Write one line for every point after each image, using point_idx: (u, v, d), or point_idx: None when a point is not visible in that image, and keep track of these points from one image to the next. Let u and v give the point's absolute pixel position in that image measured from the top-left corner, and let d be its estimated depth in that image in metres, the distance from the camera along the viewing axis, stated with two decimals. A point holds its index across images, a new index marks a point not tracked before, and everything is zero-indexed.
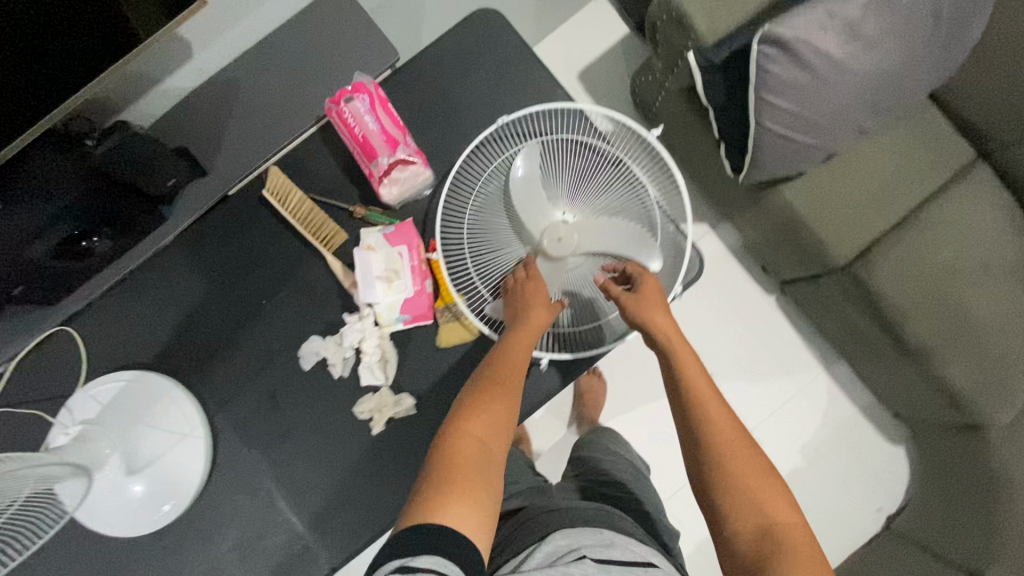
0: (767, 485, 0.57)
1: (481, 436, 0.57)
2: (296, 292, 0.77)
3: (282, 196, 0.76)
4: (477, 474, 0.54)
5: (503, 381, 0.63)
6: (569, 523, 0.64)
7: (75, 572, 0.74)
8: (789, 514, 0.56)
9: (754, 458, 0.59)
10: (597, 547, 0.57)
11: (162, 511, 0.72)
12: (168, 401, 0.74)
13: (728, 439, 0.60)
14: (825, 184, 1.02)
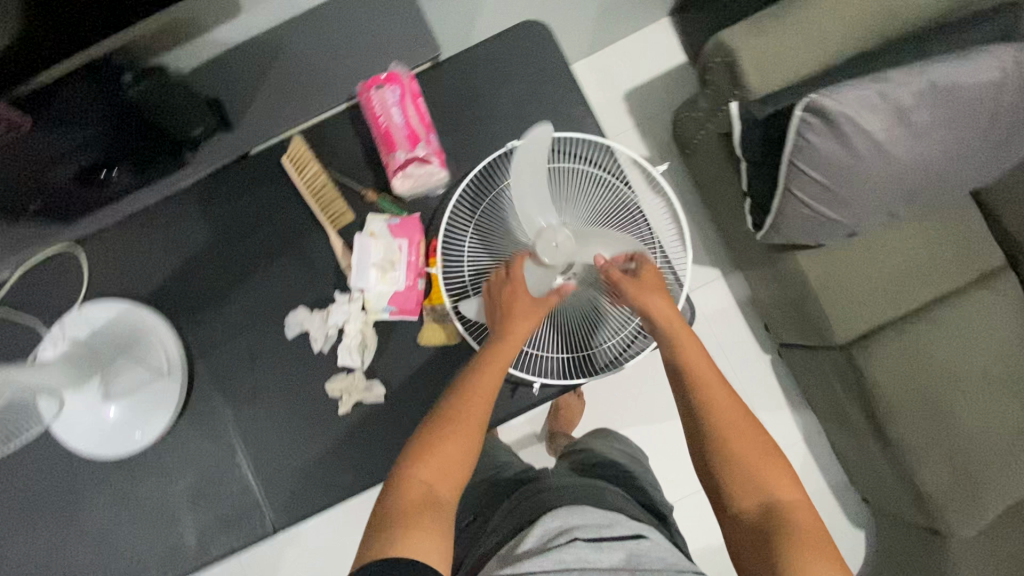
0: (768, 467, 0.60)
1: (436, 473, 0.60)
2: (295, 261, 0.79)
3: (301, 165, 0.78)
4: (427, 512, 0.57)
5: (462, 416, 0.64)
6: (559, 503, 0.66)
7: (40, 477, 0.78)
8: (788, 489, 0.59)
9: (754, 439, 0.62)
10: (588, 527, 0.59)
11: (133, 437, 0.75)
12: (160, 335, 0.77)
13: (728, 429, 0.63)
14: (841, 261, 1.00)
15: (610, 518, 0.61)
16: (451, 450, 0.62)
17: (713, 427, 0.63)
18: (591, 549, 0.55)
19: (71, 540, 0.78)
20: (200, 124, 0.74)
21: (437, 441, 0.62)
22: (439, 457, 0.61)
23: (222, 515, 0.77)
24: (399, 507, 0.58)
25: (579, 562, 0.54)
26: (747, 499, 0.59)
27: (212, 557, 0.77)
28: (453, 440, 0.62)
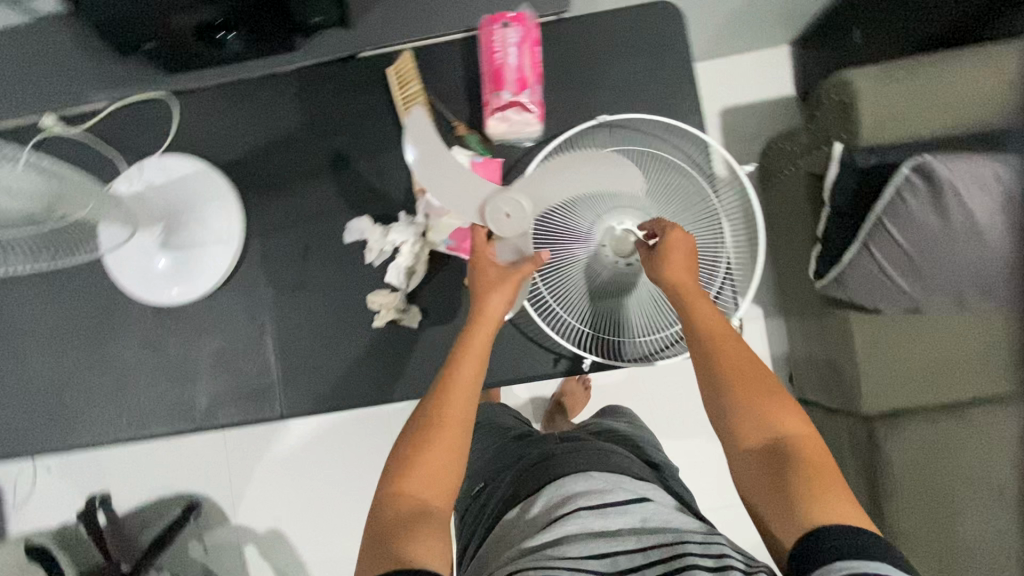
0: (779, 404, 0.60)
1: (421, 484, 0.59)
2: (370, 171, 0.80)
3: (402, 80, 0.78)
4: (420, 521, 0.57)
5: (439, 417, 0.62)
6: (562, 463, 0.69)
7: (82, 300, 0.81)
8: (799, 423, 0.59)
9: (763, 376, 0.62)
10: (595, 494, 0.62)
11: (169, 292, 0.78)
12: (226, 203, 0.79)
13: (740, 374, 0.62)
14: (891, 333, 0.98)
15: (610, 482, 0.64)
16: (437, 461, 0.60)
17: (724, 371, 0.62)
18: (598, 518, 0.59)
19: (95, 370, 0.81)
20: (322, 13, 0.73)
21: (418, 455, 0.60)
22: (424, 469, 0.60)
23: (236, 389, 0.80)
24: (386, 526, 0.57)
25: (587, 532, 0.57)
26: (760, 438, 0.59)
27: (218, 424, 0.80)
28: (437, 449, 0.60)
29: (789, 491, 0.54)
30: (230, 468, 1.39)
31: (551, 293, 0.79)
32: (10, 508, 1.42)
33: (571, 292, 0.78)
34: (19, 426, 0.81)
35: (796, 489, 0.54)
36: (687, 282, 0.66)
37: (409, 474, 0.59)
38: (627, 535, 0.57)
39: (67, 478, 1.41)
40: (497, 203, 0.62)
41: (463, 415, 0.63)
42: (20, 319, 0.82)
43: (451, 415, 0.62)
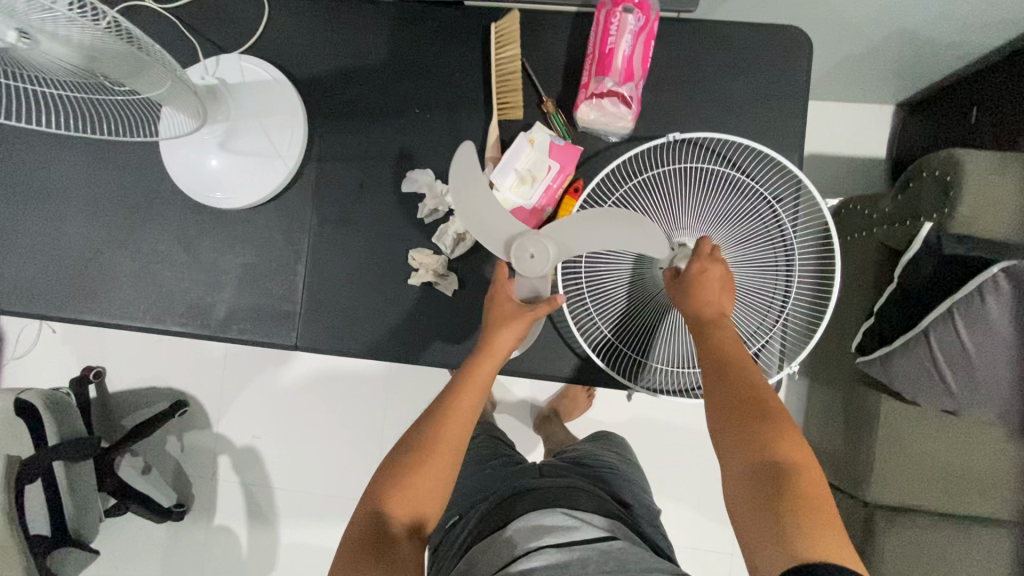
0: (784, 430, 0.56)
1: (404, 508, 0.61)
2: (444, 125, 0.77)
3: (502, 40, 0.74)
4: (392, 547, 0.59)
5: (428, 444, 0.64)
6: (536, 498, 0.70)
7: (128, 179, 0.80)
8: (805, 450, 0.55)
9: (771, 399, 0.58)
10: (559, 533, 0.63)
11: (213, 195, 0.76)
12: (295, 121, 0.76)
13: (744, 398, 0.58)
14: (920, 428, 0.94)
15: (583, 518, 0.66)
16: (425, 490, 0.62)
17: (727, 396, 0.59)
18: (561, 554, 0.59)
19: (123, 250, 0.80)
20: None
21: (408, 478, 0.62)
22: (411, 494, 0.62)
23: (255, 307, 0.78)
24: (360, 548, 0.58)
25: (549, 567, 0.58)
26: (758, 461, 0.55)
27: (229, 337, 0.79)
28: (427, 475, 0.62)
29: (778, 521, 0.51)
30: (225, 376, 1.40)
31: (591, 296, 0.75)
32: (8, 356, 1.44)
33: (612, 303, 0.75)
34: (36, 285, 0.81)
35: (788, 520, 0.50)
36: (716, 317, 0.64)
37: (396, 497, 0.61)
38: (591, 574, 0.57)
39: (68, 342, 1.43)
40: (523, 241, 0.63)
41: (457, 444, 0.65)
42: (63, 181, 0.81)
43: (445, 445, 0.64)
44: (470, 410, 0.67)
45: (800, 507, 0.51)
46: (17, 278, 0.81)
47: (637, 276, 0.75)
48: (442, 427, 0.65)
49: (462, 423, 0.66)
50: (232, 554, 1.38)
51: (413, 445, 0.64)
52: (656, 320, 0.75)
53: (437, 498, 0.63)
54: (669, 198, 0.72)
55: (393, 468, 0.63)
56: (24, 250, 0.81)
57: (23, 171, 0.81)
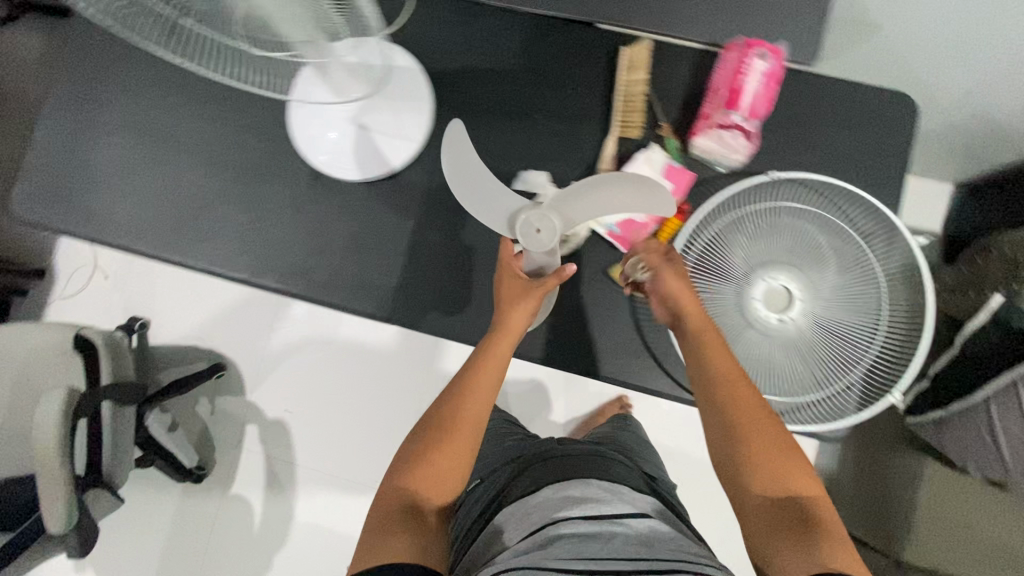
0: (795, 462, 0.64)
1: (428, 483, 0.66)
2: (562, 134, 0.81)
3: (631, 64, 0.78)
4: (413, 520, 0.63)
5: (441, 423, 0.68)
6: (552, 471, 0.73)
7: (254, 140, 0.84)
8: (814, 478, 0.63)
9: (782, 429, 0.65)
10: (586, 505, 0.64)
11: (319, 157, 0.81)
12: (422, 107, 0.81)
13: (760, 426, 0.65)
14: (964, 494, 0.96)
15: (603, 487, 0.68)
16: (440, 464, 0.66)
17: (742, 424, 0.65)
18: (587, 524, 0.60)
19: (234, 204, 0.84)
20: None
21: (427, 454, 0.67)
22: (429, 470, 0.66)
23: (351, 275, 0.82)
24: (392, 516, 0.63)
25: (577, 535, 0.59)
26: (773, 490, 0.63)
27: (321, 300, 0.82)
28: (443, 452, 0.67)
29: (798, 543, 0.57)
30: (266, 346, 1.41)
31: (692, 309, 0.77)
32: (58, 295, 1.46)
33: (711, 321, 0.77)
34: (147, 224, 0.84)
35: (806, 543, 0.57)
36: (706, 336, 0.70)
37: (417, 472, 0.66)
38: (618, 545, 0.59)
39: (118, 290, 1.45)
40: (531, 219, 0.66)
41: (472, 422, 0.69)
42: (191, 132, 0.85)
43: (463, 424, 0.68)
44: (483, 393, 0.70)
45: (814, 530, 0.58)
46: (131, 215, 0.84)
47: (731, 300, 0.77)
48: (456, 403, 0.69)
49: (480, 401, 0.70)
50: (244, 524, 1.37)
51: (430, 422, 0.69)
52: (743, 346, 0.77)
53: (457, 470, 0.67)
54: (771, 230, 0.76)
55: (414, 447, 0.68)
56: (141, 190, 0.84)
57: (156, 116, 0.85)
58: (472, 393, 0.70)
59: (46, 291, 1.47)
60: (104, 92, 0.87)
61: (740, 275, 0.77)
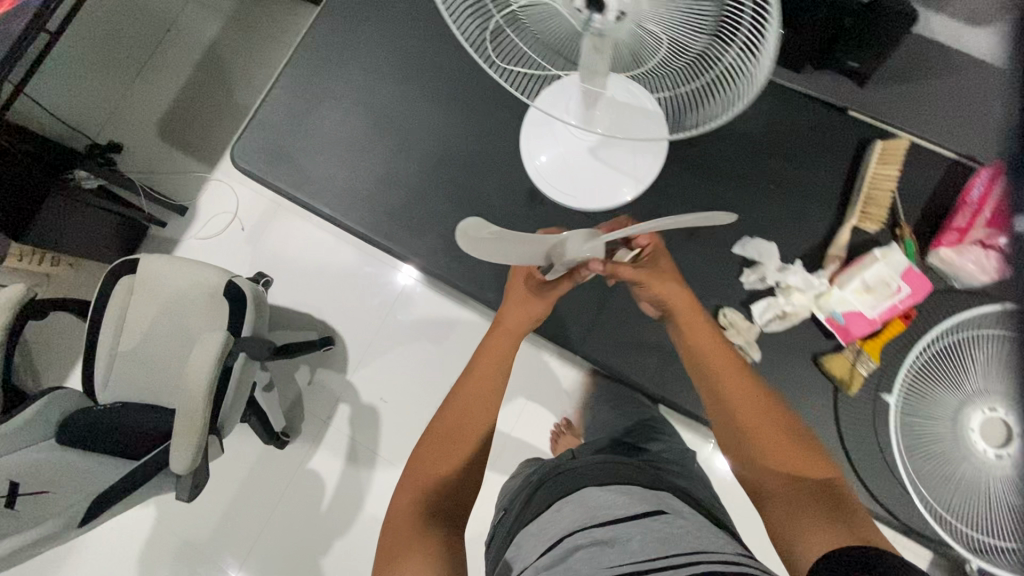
0: (789, 450, 0.65)
1: (437, 476, 0.69)
2: (794, 208, 0.79)
3: (882, 157, 0.77)
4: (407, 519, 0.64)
5: (437, 429, 0.73)
6: (581, 477, 0.65)
7: (478, 143, 0.85)
8: (815, 462, 0.63)
9: (772, 419, 0.67)
10: (605, 516, 0.56)
11: (536, 158, 0.81)
12: (659, 148, 0.79)
13: (748, 425, 0.66)
14: None
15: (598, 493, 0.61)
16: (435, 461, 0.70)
17: (725, 426, 0.69)
18: (605, 530, 0.54)
19: (447, 201, 0.84)
20: (865, 63, 0.75)
21: (431, 448, 0.72)
22: (426, 468, 0.70)
23: None
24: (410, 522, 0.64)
25: (592, 543, 0.53)
26: (773, 480, 0.64)
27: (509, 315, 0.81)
28: (439, 444, 0.72)
29: (829, 522, 0.56)
30: (377, 332, 1.42)
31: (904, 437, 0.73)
32: (191, 234, 1.52)
33: (920, 459, 0.72)
34: (359, 202, 0.86)
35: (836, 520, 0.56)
36: (682, 344, 0.70)
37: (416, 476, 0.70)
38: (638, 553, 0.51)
39: (248, 244, 1.49)
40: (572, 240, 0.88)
41: (471, 410, 0.74)
42: (420, 122, 0.86)
43: (465, 428, 0.73)
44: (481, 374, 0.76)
45: (828, 512, 0.58)
46: (345, 188, 0.86)
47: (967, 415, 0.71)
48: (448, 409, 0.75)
49: (476, 397, 0.75)
50: (313, 500, 1.36)
51: (437, 433, 0.73)
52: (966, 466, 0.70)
53: (460, 456, 0.71)
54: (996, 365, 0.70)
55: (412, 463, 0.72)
56: (361, 168, 0.86)
57: (390, 100, 0.87)
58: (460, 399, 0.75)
59: (181, 227, 1.53)
60: (345, 67, 0.89)
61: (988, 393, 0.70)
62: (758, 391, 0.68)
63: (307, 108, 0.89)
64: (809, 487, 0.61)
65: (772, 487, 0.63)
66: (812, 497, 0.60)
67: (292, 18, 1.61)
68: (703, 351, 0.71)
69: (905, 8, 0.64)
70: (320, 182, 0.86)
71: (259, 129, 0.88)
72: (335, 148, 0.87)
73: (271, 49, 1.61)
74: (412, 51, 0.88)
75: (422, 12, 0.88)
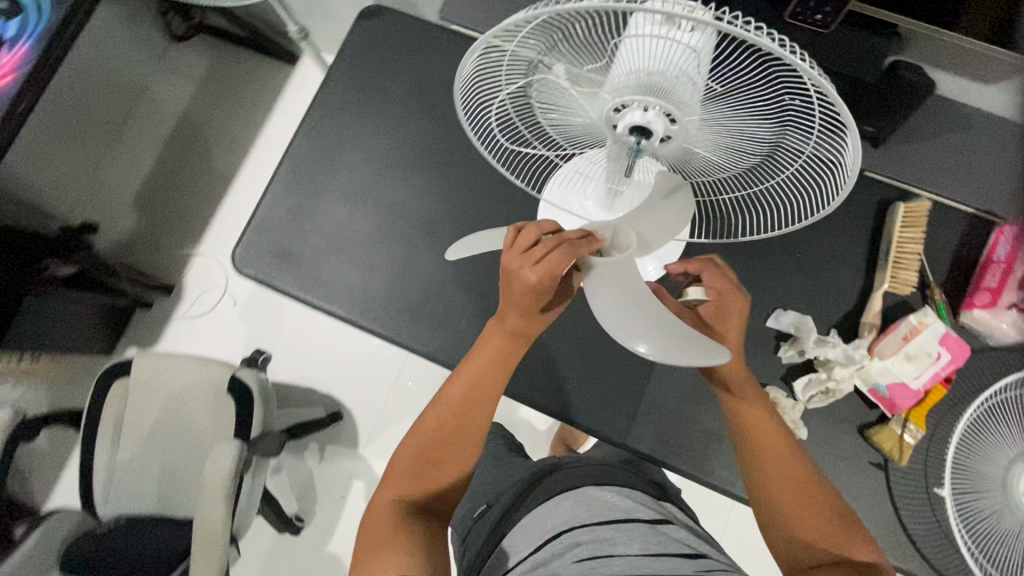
0: (827, 513, 0.56)
1: (426, 484, 0.61)
2: (821, 276, 0.77)
3: (905, 219, 0.76)
4: (392, 528, 0.56)
5: (421, 429, 0.64)
6: (567, 483, 0.67)
7: (493, 231, 0.82)
8: (860, 534, 0.55)
9: (810, 479, 0.59)
10: (599, 510, 0.59)
11: None
12: None
13: (783, 474, 0.59)
14: None
15: (592, 497, 0.62)
16: (426, 470, 0.62)
17: (756, 476, 0.61)
18: (605, 529, 0.55)
19: (465, 292, 0.81)
20: (880, 126, 0.74)
21: (420, 453, 0.62)
22: (410, 477, 0.61)
23: (581, 390, 0.78)
24: (393, 525, 0.56)
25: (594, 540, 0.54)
26: (807, 546, 0.55)
27: (544, 408, 0.77)
28: (428, 451, 0.63)
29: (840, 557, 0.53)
30: (385, 402, 1.37)
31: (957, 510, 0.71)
32: (180, 313, 1.45)
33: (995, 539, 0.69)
34: (373, 300, 0.81)
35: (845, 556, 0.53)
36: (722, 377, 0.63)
37: (397, 481, 0.61)
38: (636, 549, 0.52)
39: (242, 319, 1.43)
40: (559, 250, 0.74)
41: (461, 421, 0.64)
42: (429, 212, 0.83)
43: (459, 432, 0.63)
44: (480, 373, 0.64)
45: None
46: (356, 285, 0.82)
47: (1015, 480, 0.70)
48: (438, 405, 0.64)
49: (476, 401, 0.63)
50: None
51: (427, 436, 0.63)
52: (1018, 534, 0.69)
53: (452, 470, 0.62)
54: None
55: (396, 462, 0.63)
56: (371, 263, 0.82)
57: (395, 191, 0.84)
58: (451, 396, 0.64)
59: (169, 307, 1.46)
60: (347, 159, 0.86)
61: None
62: (785, 426, 0.63)
63: (310, 204, 0.85)
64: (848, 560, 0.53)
65: (805, 557, 0.55)
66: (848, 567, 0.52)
67: (268, 82, 1.58)
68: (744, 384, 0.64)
69: (923, 78, 0.68)
70: (330, 281, 0.82)
71: (260, 230, 0.84)
72: (343, 244, 0.83)
73: (249, 115, 1.57)
74: (416, 140, 0.86)
75: (422, 100, 0.87)
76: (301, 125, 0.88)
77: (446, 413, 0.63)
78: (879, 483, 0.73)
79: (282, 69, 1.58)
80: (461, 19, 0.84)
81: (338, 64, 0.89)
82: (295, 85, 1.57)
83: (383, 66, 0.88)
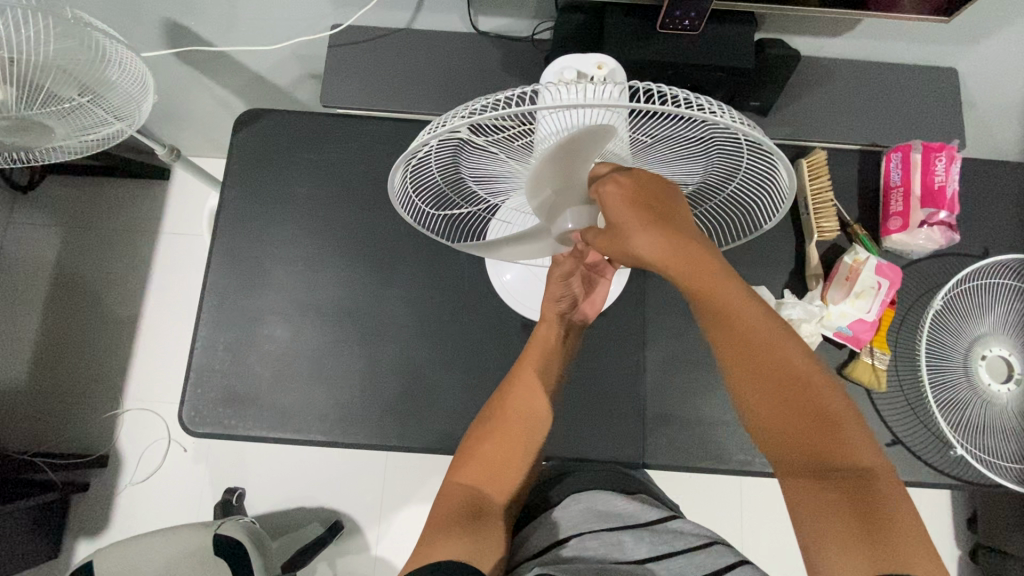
0: (805, 410, 0.48)
1: (494, 473, 0.61)
2: (759, 244, 0.82)
3: (813, 171, 0.81)
4: (463, 514, 0.56)
5: (499, 425, 0.64)
6: (592, 480, 0.67)
7: (449, 298, 0.80)
8: (852, 430, 0.47)
9: (792, 366, 0.49)
10: (608, 516, 0.60)
11: (503, 279, 0.79)
12: None
13: (754, 368, 0.49)
14: None
15: (610, 504, 0.62)
16: (485, 460, 0.62)
17: (729, 363, 0.50)
18: (616, 539, 0.56)
19: (443, 369, 0.78)
20: (764, 99, 0.78)
21: (476, 449, 0.62)
22: (482, 465, 0.61)
23: (585, 425, 0.77)
24: (452, 517, 0.55)
25: (591, 557, 0.55)
26: (799, 457, 0.47)
27: (557, 454, 0.76)
28: (496, 445, 0.63)
29: (819, 445, 0.47)
30: (382, 493, 1.29)
31: (933, 399, 0.79)
32: (124, 482, 1.29)
33: (952, 411, 0.79)
34: (351, 411, 0.76)
35: (821, 439, 0.47)
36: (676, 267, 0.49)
37: (467, 466, 0.61)
38: (642, 556, 0.55)
39: (200, 463, 1.30)
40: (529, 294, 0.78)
41: (527, 413, 0.65)
42: (377, 301, 0.80)
43: (528, 422, 0.65)
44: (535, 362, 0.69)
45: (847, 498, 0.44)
46: (329, 401, 0.76)
47: (959, 357, 0.81)
48: (511, 382, 0.67)
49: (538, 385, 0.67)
50: None
51: (494, 433, 0.63)
52: (965, 399, 0.79)
53: (511, 467, 0.62)
54: (996, 312, 0.82)
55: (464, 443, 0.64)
56: (335, 371, 0.77)
57: (335, 289, 0.80)
58: (523, 373, 0.68)
59: (109, 479, 1.29)
60: (272, 274, 0.81)
61: (964, 332, 0.81)
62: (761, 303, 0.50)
63: (250, 331, 0.79)
64: (830, 462, 0.46)
65: (787, 455, 0.48)
66: (830, 477, 0.46)
67: (140, 203, 1.44)
68: (659, 240, 0.48)
69: (790, 50, 0.71)
70: (298, 403, 0.76)
71: (204, 378, 0.77)
72: (299, 364, 0.77)
73: (132, 244, 1.41)
74: (340, 234, 0.82)
75: (331, 192, 0.83)
76: (211, 254, 0.81)
77: (522, 392, 0.66)
78: (870, 408, 0.79)
79: (152, 186, 1.45)
80: (342, 103, 0.82)
81: (229, 181, 0.83)
82: (174, 199, 1.44)
83: (278, 169, 0.84)
